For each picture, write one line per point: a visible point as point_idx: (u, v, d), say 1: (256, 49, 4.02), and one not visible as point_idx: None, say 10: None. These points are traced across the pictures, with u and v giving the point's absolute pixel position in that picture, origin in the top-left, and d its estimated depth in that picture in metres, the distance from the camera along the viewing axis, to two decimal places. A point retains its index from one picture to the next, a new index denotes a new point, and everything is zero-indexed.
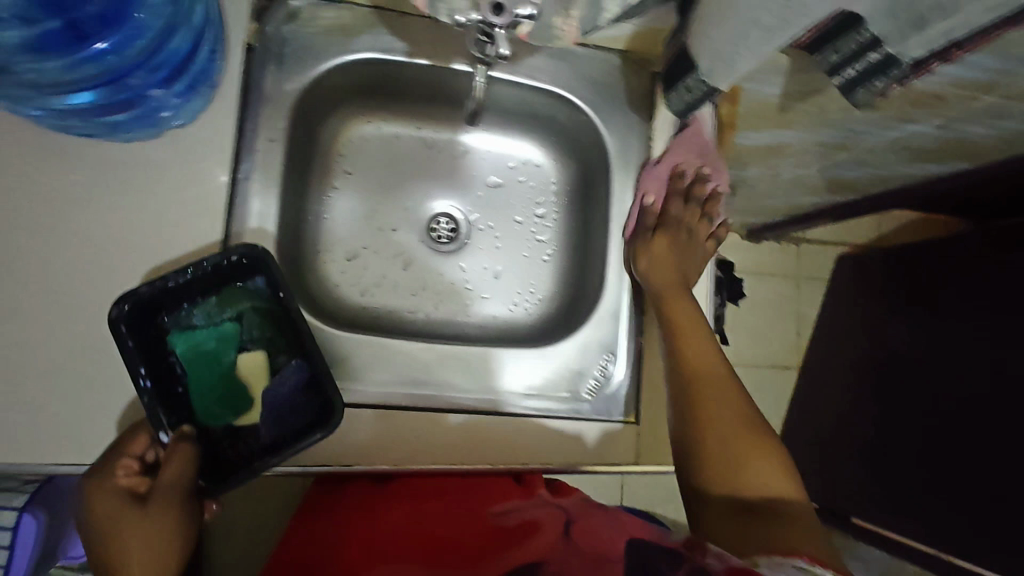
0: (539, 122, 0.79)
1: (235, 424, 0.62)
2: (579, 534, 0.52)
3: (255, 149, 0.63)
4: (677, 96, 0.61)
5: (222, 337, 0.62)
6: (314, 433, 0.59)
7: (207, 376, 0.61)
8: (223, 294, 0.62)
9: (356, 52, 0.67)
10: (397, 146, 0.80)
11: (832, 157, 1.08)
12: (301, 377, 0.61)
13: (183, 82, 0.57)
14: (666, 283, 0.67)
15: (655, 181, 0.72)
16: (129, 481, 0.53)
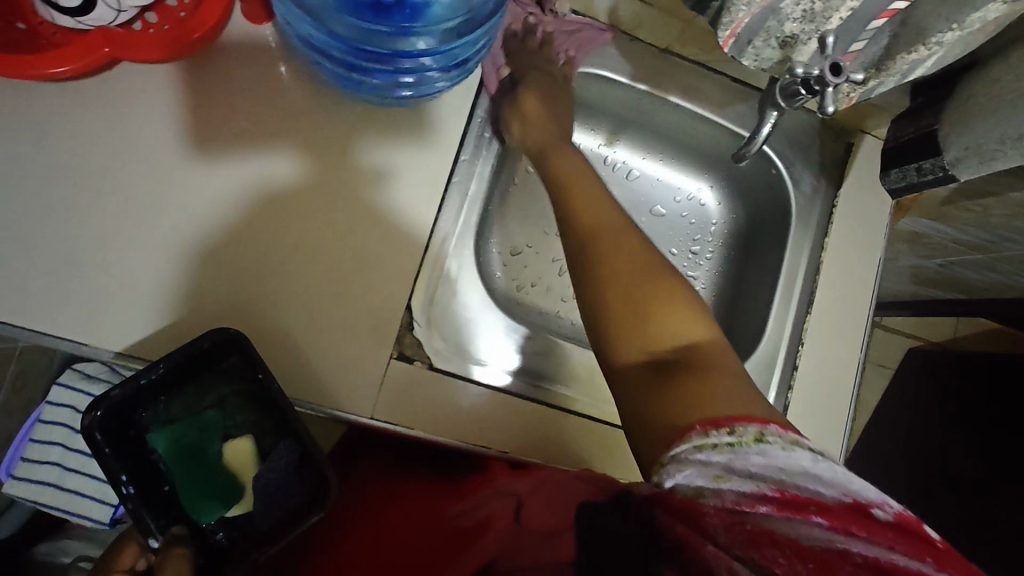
0: (717, 164, 0.81)
1: (229, 513, 0.55)
2: (527, 517, 0.51)
3: (482, 135, 0.67)
4: (901, 175, 0.63)
5: (203, 428, 0.54)
6: (311, 514, 0.54)
7: (188, 473, 0.54)
8: (201, 380, 0.54)
9: (587, 66, 0.70)
10: (578, 157, 0.82)
11: (959, 257, 1.09)
12: (289, 461, 0.54)
13: (444, 65, 0.62)
14: (542, 139, 0.66)
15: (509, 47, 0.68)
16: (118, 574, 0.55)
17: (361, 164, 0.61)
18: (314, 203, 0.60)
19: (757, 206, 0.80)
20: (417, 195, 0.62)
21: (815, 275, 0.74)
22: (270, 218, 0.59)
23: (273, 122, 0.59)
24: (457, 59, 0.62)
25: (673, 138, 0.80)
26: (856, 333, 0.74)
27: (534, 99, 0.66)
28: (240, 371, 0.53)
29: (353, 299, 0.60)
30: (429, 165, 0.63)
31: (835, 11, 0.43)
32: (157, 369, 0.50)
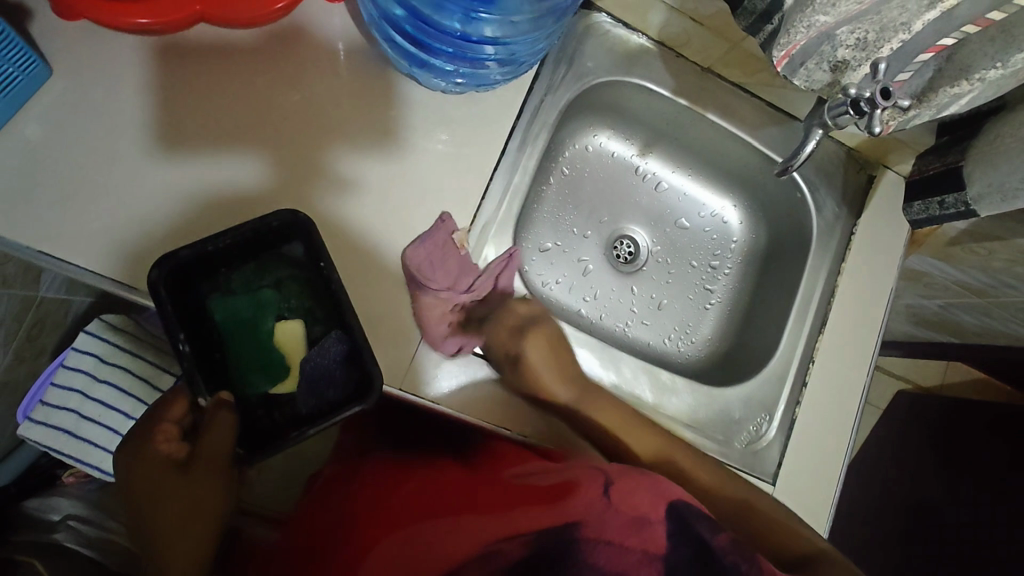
0: (743, 184, 0.84)
1: (274, 390, 0.59)
2: (617, 496, 0.53)
3: (530, 130, 0.70)
4: (923, 207, 0.69)
5: (259, 305, 0.59)
6: (354, 403, 0.54)
7: (241, 343, 0.58)
8: (261, 259, 0.59)
9: (633, 77, 0.74)
10: (611, 163, 0.85)
11: (960, 301, 1.12)
12: (342, 348, 0.56)
13: (502, 60, 0.66)
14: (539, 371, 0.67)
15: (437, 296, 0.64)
16: (168, 447, 0.55)
17: (322, 168, 0.63)
18: (272, 210, 0.62)
19: (779, 228, 0.84)
20: (424, 183, 0.65)
21: (830, 297, 0.77)
22: (223, 213, 0.61)
23: (242, 128, 0.62)
24: (514, 56, 0.66)
25: (705, 155, 0.84)
26: (864, 357, 0.77)
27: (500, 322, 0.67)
28: (300, 255, 0.58)
29: (351, 281, 0.62)
30: (390, 174, 0.64)
31: (888, 42, 0.47)
32: (229, 236, 0.54)
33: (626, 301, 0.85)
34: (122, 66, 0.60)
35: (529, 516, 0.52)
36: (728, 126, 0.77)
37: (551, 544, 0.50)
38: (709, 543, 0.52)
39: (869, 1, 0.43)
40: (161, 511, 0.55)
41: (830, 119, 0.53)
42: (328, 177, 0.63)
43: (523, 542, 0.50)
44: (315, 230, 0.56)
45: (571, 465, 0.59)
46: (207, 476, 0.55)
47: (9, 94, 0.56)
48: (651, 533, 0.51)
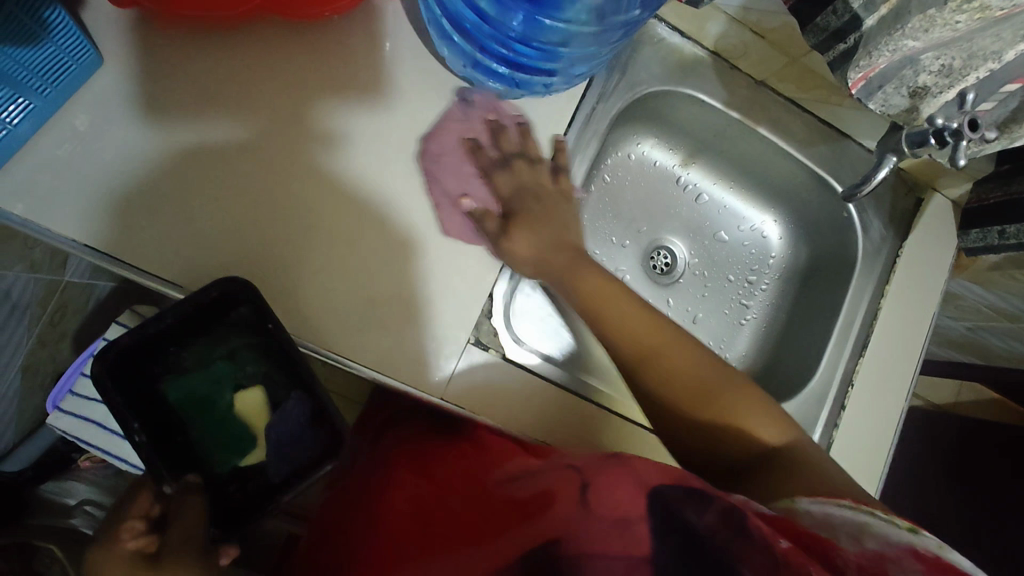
0: (785, 200, 0.83)
1: (240, 464, 0.61)
2: (595, 499, 0.44)
3: (579, 137, 0.68)
4: (980, 236, 0.68)
5: (214, 379, 0.60)
6: (327, 463, 0.61)
7: (203, 420, 0.60)
8: (211, 335, 0.59)
9: (686, 88, 0.72)
10: (652, 173, 0.84)
11: (990, 324, 1.11)
12: (305, 411, 0.61)
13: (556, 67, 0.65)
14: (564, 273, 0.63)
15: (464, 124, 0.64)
16: (137, 543, 0.49)
17: (317, 132, 0.61)
18: (277, 196, 0.59)
19: (821, 245, 0.82)
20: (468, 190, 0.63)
21: (872, 320, 0.76)
22: (214, 190, 0.59)
23: (240, 92, 0.60)
24: (569, 65, 0.65)
25: (748, 169, 0.82)
26: (904, 382, 0.76)
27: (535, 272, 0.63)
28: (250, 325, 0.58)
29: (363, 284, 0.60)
30: (383, 137, 0.62)
31: (975, 69, 0.45)
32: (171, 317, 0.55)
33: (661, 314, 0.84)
34: (174, 59, 0.59)
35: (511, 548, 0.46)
36: (777, 141, 0.75)
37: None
38: (693, 526, 0.40)
39: (964, 29, 0.42)
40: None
41: (907, 145, 0.53)
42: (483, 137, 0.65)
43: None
44: (261, 297, 0.55)
45: (547, 470, 0.54)
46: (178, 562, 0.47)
47: (59, 84, 0.55)
48: (633, 533, 0.41)
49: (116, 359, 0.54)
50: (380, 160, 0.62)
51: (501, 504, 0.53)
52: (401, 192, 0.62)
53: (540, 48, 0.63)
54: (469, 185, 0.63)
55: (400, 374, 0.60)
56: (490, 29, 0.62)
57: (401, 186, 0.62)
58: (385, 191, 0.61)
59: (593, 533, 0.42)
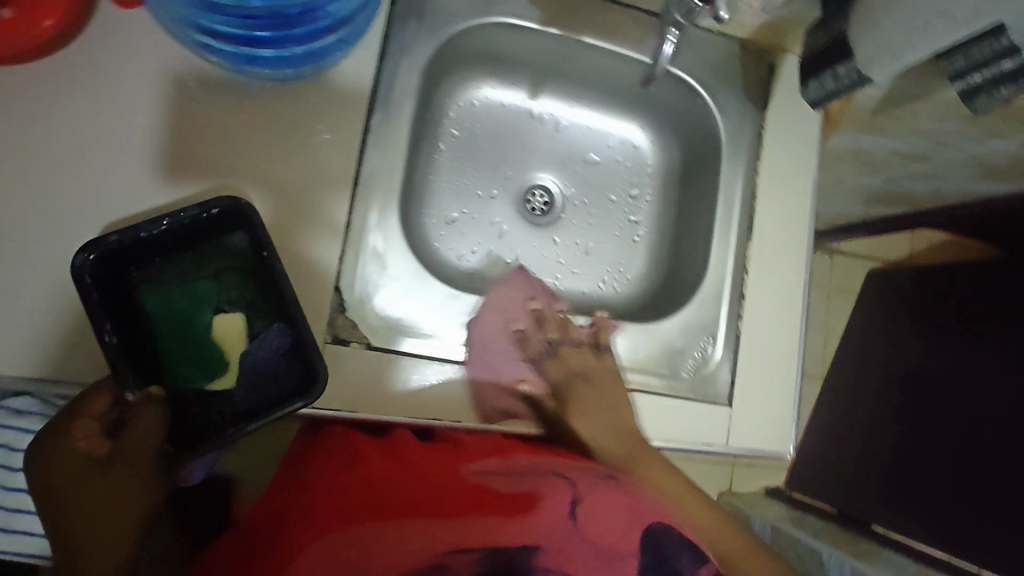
0: (645, 103, 0.79)
1: (207, 388, 0.59)
2: (586, 520, 0.56)
3: (390, 99, 0.63)
4: (818, 86, 0.65)
5: (197, 297, 0.60)
6: (295, 400, 0.55)
7: (178, 337, 0.59)
8: (199, 250, 0.60)
9: (494, 14, 0.66)
10: (501, 114, 0.79)
11: (904, 168, 1.09)
12: (284, 341, 0.58)
13: (331, 32, 0.57)
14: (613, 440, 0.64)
15: (499, 306, 0.71)
16: (90, 445, 0.50)
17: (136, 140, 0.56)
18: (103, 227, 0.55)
19: (690, 138, 0.79)
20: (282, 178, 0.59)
21: (752, 201, 0.73)
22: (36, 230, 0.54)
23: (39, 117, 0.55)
24: (343, 22, 0.57)
25: (597, 82, 0.78)
26: (799, 255, 0.73)
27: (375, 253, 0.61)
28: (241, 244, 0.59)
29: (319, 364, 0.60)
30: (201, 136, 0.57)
31: None
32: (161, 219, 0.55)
33: (550, 254, 0.81)
34: None
35: (477, 531, 0.53)
36: (608, 46, 0.70)
37: (503, 559, 0.52)
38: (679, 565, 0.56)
39: None
40: (79, 511, 0.49)
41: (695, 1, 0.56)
42: (539, 319, 0.74)
43: (472, 557, 0.51)
44: (257, 213, 0.56)
45: (538, 470, 0.60)
46: (134, 468, 0.51)
47: None
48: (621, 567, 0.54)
49: (98, 254, 0.53)
50: (178, 184, 0.57)
51: (471, 486, 0.57)
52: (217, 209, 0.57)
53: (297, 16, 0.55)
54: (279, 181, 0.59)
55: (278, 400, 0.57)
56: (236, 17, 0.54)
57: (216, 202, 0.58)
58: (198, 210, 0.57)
59: (586, 553, 0.54)
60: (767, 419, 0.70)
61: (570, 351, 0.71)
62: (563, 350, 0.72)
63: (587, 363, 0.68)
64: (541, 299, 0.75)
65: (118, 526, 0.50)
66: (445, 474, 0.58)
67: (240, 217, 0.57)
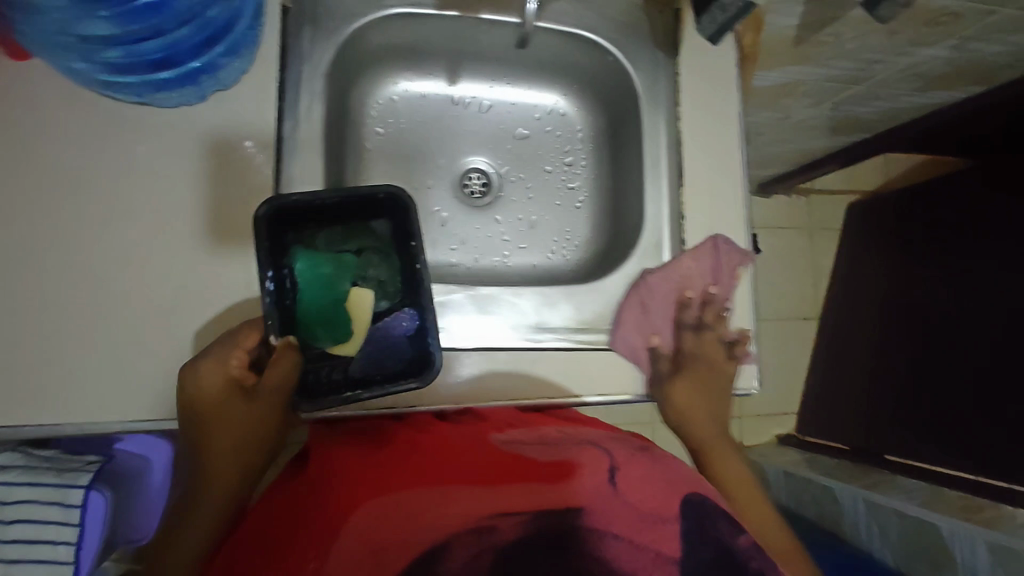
0: (562, 70, 0.80)
1: (329, 350, 0.65)
2: (624, 486, 0.56)
3: (298, 107, 0.64)
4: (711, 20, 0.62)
5: (341, 265, 0.66)
6: (410, 381, 0.61)
7: (316, 297, 0.64)
8: (349, 225, 0.66)
9: (387, 7, 0.67)
10: (423, 105, 0.81)
11: (847, 93, 1.09)
12: (410, 325, 0.63)
13: (226, 43, 0.59)
14: (693, 404, 0.71)
15: (659, 288, 0.71)
16: (240, 373, 0.59)
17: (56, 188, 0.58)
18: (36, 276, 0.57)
19: (611, 97, 0.79)
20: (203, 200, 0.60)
21: (678, 148, 0.73)
22: None
23: None
24: (234, 29, 0.59)
25: (511, 57, 0.78)
26: (735, 193, 0.74)
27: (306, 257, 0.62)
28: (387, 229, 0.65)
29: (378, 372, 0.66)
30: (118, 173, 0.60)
31: None
32: (333, 193, 0.60)
33: (494, 233, 0.81)
34: None
35: (528, 497, 0.53)
36: (509, 19, 0.71)
37: (555, 525, 0.50)
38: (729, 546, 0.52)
39: None
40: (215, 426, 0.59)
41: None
42: (704, 300, 0.72)
43: (522, 520, 0.50)
44: (415, 208, 0.62)
45: (569, 447, 0.64)
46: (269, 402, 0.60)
47: None
48: (663, 533, 0.52)
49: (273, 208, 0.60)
50: (107, 219, 0.59)
51: (512, 458, 0.61)
52: (149, 235, 0.60)
53: (188, 39, 0.56)
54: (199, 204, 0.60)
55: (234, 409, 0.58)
56: (132, 56, 0.55)
57: (148, 229, 0.60)
58: (132, 239, 0.59)
59: (626, 515, 0.53)
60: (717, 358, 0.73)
61: (708, 337, 0.72)
62: (706, 335, 0.72)
63: (710, 352, 0.71)
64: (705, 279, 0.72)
65: (249, 446, 0.61)
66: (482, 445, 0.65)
67: (396, 207, 0.63)
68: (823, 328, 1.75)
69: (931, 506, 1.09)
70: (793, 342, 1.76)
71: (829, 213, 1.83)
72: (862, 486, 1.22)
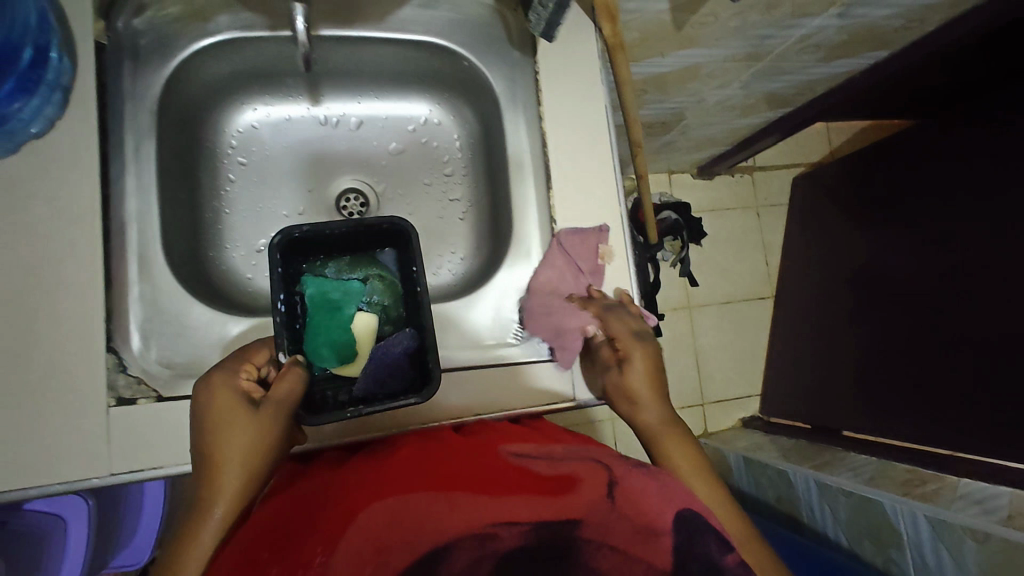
0: (427, 80, 0.78)
1: (332, 371, 0.65)
2: (621, 497, 0.48)
3: (125, 147, 0.61)
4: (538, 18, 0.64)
5: (348, 291, 0.66)
6: (411, 397, 0.58)
7: (326, 321, 0.64)
8: (356, 256, 0.70)
9: (214, 34, 0.65)
10: (288, 128, 0.78)
11: (748, 72, 1.06)
12: (410, 346, 0.62)
13: (15, 84, 0.55)
14: (637, 384, 0.64)
15: (541, 299, 0.69)
16: (246, 387, 0.57)
17: None
18: None
19: (478, 102, 0.77)
20: (20, 255, 0.56)
21: (544, 149, 0.70)
22: None
23: None
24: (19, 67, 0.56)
25: (371, 71, 0.76)
26: (610, 190, 0.71)
27: (146, 303, 0.60)
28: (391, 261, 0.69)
29: None
30: None
31: None
32: (342, 225, 0.62)
33: None
34: None
35: (524, 507, 0.46)
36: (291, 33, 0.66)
37: (553, 537, 0.44)
38: (717, 562, 0.45)
39: None
40: (223, 440, 0.54)
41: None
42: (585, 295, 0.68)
43: (522, 528, 0.44)
44: (418, 239, 0.63)
45: (575, 458, 0.56)
46: (270, 419, 0.55)
47: None
48: (657, 544, 0.45)
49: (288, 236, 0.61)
50: None
51: (515, 470, 0.52)
52: None
53: None
54: (17, 259, 0.56)
55: (69, 474, 0.54)
56: None
57: None
58: None
59: (621, 531, 0.45)
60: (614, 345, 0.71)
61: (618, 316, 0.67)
62: (614, 316, 0.66)
63: (633, 327, 0.66)
64: (571, 278, 0.69)
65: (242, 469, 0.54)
66: (489, 459, 0.55)
67: (401, 236, 0.65)
68: (779, 306, 1.73)
69: (879, 483, 1.06)
70: (750, 323, 1.75)
71: (776, 189, 1.80)
72: (813, 468, 1.20)
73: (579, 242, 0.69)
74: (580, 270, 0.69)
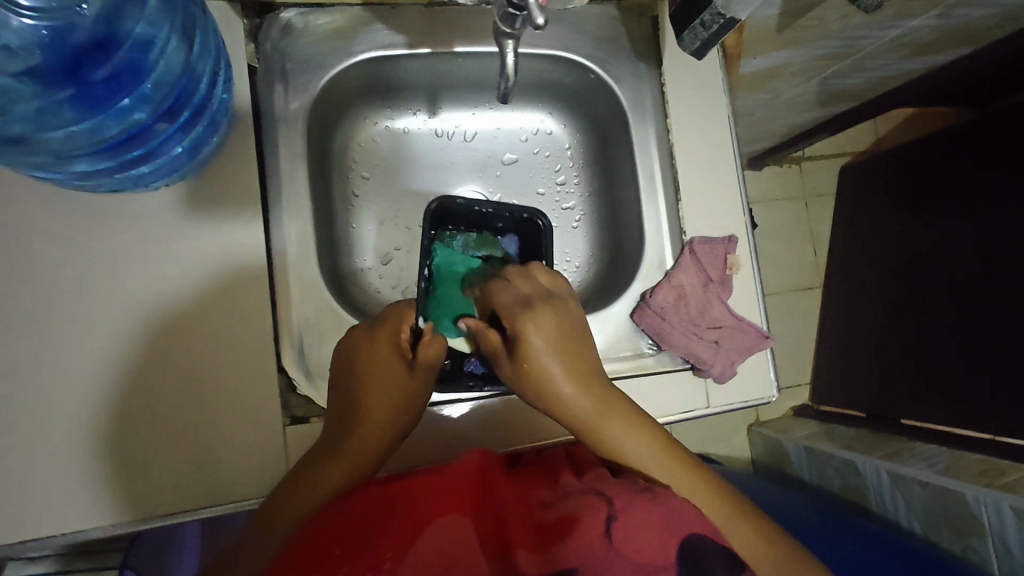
0: (545, 91, 0.78)
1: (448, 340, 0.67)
2: (620, 537, 0.43)
3: (281, 171, 0.62)
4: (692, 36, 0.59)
5: (473, 268, 0.68)
6: None
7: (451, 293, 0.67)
8: (482, 234, 0.70)
9: (358, 54, 0.66)
10: (406, 140, 0.79)
11: (831, 70, 1.06)
12: None
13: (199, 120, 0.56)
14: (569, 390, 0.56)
15: (680, 280, 0.70)
16: (403, 345, 0.59)
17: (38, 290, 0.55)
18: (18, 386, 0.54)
19: (595, 112, 0.78)
20: (196, 281, 0.58)
21: (671, 161, 0.71)
22: None
23: None
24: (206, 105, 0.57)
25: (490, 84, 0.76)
26: (735, 200, 0.72)
27: (308, 323, 0.62)
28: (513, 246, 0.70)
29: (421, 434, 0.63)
30: (95, 264, 0.56)
31: None
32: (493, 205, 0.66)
33: None
34: None
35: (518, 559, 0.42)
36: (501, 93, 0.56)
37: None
38: None
39: None
40: (374, 394, 0.56)
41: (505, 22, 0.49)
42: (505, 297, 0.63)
43: None
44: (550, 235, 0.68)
45: (576, 489, 0.50)
46: (418, 383, 0.58)
47: None
48: None
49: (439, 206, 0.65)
50: (97, 309, 0.56)
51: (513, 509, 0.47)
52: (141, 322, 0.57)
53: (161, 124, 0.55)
54: (193, 286, 0.58)
55: (256, 490, 0.57)
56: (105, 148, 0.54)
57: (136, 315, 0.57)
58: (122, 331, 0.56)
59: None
60: (732, 357, 0.68)
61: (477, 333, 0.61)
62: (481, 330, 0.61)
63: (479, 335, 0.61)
64: (701, 280, 0.69)
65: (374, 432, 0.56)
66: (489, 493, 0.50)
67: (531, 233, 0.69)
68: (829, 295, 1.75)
69: (954, 473, 1.10)
70: (800, 312, 1.77)
71: (824, 179, 1.81)
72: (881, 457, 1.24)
73: (708, 252, 0.70)
74: (710, 280, 0.70)
